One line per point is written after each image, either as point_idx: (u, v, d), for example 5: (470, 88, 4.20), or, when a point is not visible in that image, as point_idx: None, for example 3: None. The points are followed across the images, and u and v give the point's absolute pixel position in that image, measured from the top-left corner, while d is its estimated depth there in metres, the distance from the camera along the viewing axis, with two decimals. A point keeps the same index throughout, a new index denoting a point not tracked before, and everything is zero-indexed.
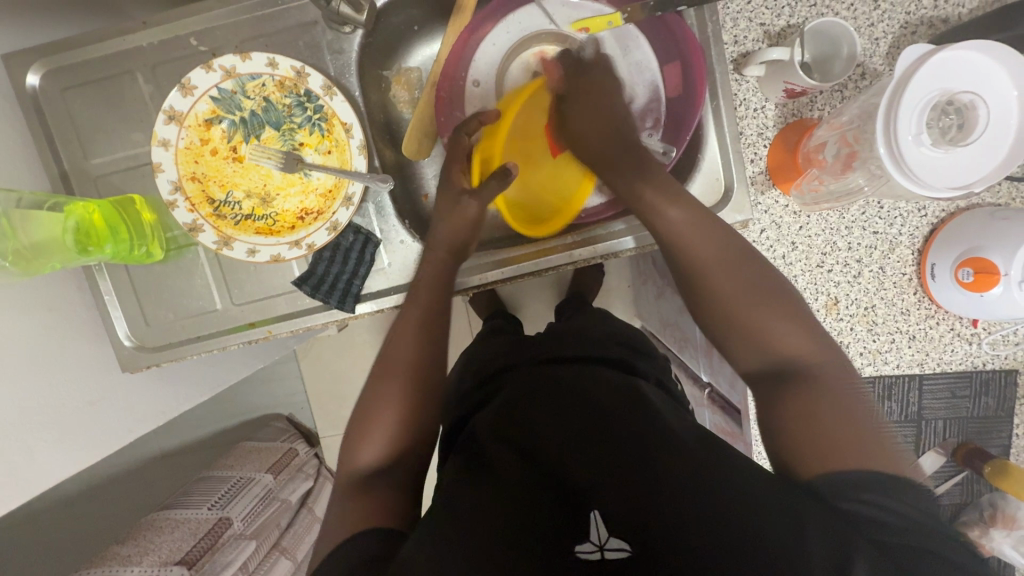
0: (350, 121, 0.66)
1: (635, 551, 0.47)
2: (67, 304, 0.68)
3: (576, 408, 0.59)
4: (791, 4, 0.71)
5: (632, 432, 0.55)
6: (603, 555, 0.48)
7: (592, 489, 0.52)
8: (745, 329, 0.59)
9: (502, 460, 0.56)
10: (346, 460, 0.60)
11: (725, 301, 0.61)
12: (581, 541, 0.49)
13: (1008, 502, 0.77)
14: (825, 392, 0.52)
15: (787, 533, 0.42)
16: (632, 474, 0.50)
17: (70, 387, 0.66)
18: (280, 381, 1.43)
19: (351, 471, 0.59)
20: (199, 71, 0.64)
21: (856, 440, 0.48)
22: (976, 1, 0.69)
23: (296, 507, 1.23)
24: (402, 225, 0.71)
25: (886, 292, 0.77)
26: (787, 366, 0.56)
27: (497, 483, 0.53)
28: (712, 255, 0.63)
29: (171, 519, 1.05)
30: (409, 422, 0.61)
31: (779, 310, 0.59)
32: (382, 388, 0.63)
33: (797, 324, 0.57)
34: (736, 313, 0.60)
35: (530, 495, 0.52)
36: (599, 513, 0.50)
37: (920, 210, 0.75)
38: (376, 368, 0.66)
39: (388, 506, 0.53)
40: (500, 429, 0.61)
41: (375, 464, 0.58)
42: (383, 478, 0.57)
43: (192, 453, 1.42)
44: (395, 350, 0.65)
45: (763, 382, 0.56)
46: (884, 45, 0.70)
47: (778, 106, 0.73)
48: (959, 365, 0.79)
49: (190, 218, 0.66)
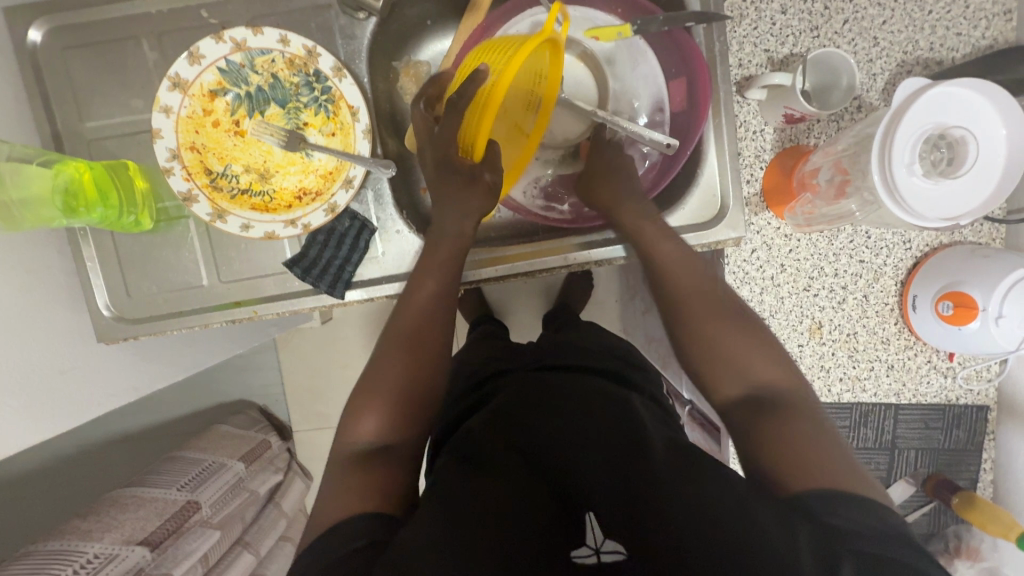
0: (357, 105, 0.66)
1: (631, 552, 0.46)
2: (47, 268, 0.66)
3: (572, 417, 0.60)
4: (796, 33, 0.73)
5: (626, 441, 0.55)
6: (599, 558, 0.47)
7: (586, 487, 0.52)
8: (724, 358, 0.60)
9: (500, 462, 0.56)
10: (342, 435, 0.59)
11: (703, 334, 0.62)
12: (575, 544, 0.48)
13: (973, 534, 0.79)
14: (794, 416, 0.54)
15: (780, 540, 0.43)
16: (629, 477, 0.51)
17: (43, 353, 0.63)
18: (256, 370, 1.40)
19: (351, 441, 0.58)
20: (209, 41, 0.63)
21: (842, 465, 0.49)
22: (969, 47, 0.72)
23: (263, 500, 1.19)
24: (400, 216, 0.70)
25: (868, 320, 0.79)
26: (769, 397, 0.57)
27: (492, 480, 0.53)
28: (694, 289, 0.64)
29: (136, 497, 1.01)
30: (402, 410, 0.60)
31: (762, 347, 0.60)
32: (378, 372, 0.62)
33: (769, 357, 0.59)
34: (715, 342, 0.61)
35: (525, 496, 0.52)
36: (594, 515, 0.50)
37: (905, 243, 0.77)
38: (379, 344, 0.65)
39: (381, 494, 0.53)
40: (496, 432, 0.60)
41: (371, 440, 0.58)
42: (380, 458, 0.56)
43: (158, 437, 1.38)
44: (394, 330, 0.65)
45: (744, 409, 0.57)
46: (880, 81, 0.73)
47: (777, 131, 0.75)
48: (934, 397, 0.80)
49: (185, 187, 0.65)
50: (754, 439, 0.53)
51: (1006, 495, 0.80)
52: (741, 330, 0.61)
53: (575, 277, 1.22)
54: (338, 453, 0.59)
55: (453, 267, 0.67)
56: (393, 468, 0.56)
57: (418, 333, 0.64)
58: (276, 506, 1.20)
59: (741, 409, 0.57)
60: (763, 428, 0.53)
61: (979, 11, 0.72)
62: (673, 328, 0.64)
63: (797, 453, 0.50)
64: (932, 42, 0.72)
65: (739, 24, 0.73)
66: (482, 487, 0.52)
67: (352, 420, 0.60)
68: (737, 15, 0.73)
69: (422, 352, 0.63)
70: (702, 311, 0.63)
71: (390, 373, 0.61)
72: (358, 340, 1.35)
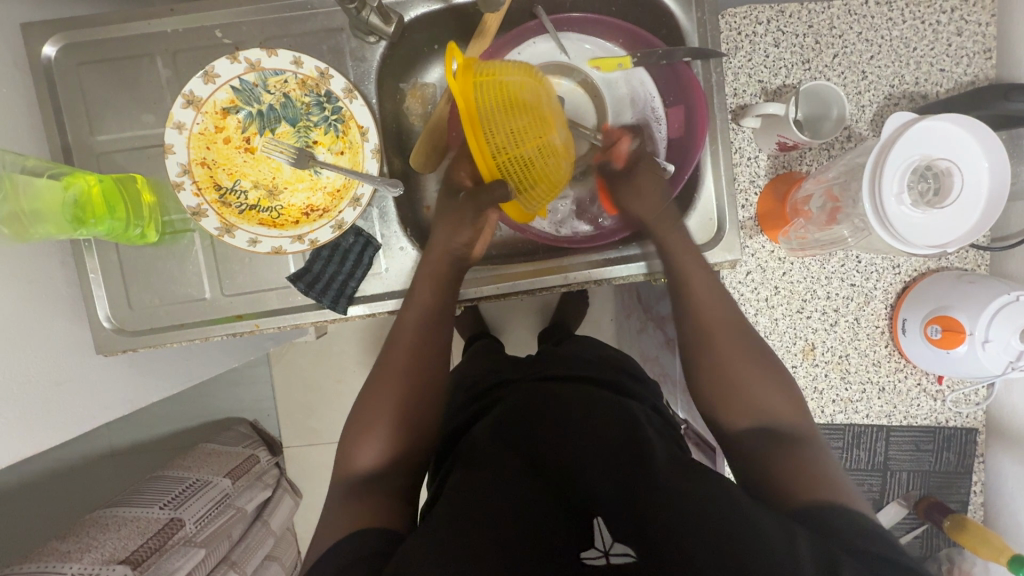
0: (367, 125, 0.67)
1: (640, 555, 0.46)
2: (50, 280, 0.66)
3: (579, 424, 0.61)
4: (789, 66, 0.77)
5: (633, 449, 0.56)
6: (609, 560, 0.47)
7: (597, 496, 0.52)
8: (739, 387, 0.63)
9: (507, 464, 0.57)
10: (342, 459, 0.61)
11: (727, 366, 0.64)
12: (584, 546, 0.49)
13: (964, 557, 0.80)
14: (809, 449, 0.57)
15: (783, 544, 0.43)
16: (636, 484, 0.52)
17: (40, 365, 0.63)
18: (249, 385, 1.39)
19: (353, 466, 0.59)
20: (223, 60, 0.65)
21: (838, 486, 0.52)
22: (953, 83, 0.76)
23: (251, 518, 1.17)
24: (404, 233, 0.71)
25: (860, 342, 0.81)
26: (774, 427, 0.60)
27: (495, 486, 0.54)
28: (720, 317, 0.67)
29: (117, 517, 1.00)
30: (401, 432, 0.62)
31: (772, 379, 0.63)
32: (375, 395, 0.64)
33: (779, 387, 0.62)
34: (730, 373, 0.64)
35: (529, 498, 0.52)
36: (603, 520, 0.51)
37: (895, 268, 0.79)
38: (377, 366, 0.67)
39: (385, 509, 0.54)
40: (503, 436, 0.61)
41: (373, 464, 0.59)
42: (380, 480, 0.58)
43: (146, 452, 1.36)
44: (392, 354, 0.66)
45: (762, 441, 0.59)
46: (868, 113, 0.76)
47: (771, 158, 0.78)
48: (924, 419, 0.82)
49: (194, 202, 0.66)
50: (769, 468, 0.55)
51: (995, 517, 0.81)
52: (757, 363, 0.64)
53: (573, 295, 1.23)
54: (339, 478, 0.60)
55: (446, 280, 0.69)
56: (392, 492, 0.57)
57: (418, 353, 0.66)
58: (264, 524, 1.18)
59: (756, 438, 0.59)
60: (780, 460, 0.55)
61: (960, 49, 0.75)
62: (697, 356, 0.66)
63: (798, 476, 0.53)
64: (917, 77, 0.76)
65: (734, 56, 0.77)
66: (484, 494, 0.53)
67: (352, 445, 0.61)
68: (732, 47, 0.77)
69: (423, 372, 0.66)
70: (726, 344, 0.65)
71: (387, 398, 0.63)
72: (353, 355, 1.35)
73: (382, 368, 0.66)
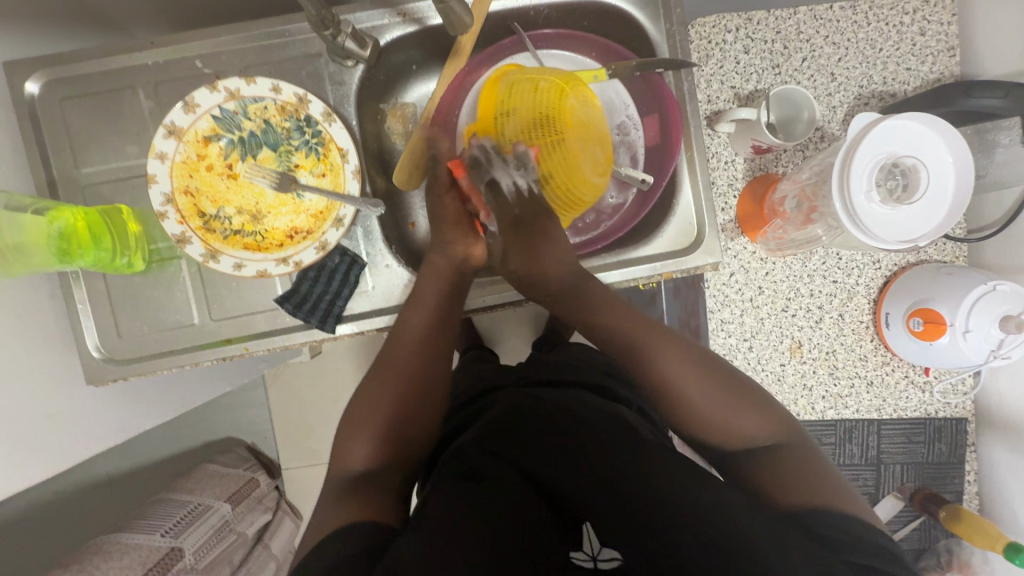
0: (346, 148, 0.69)
1: (625, 559, 0.48)
2: (38, 311, 0.67)
3: (569, 428, 0.61)
4: (759, 71, 0.79)
5: (625, 450, 0.57)
6: (596, 564, 0.48)
7: (584, 499, 0.53)
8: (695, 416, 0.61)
9: (498, 473, 0.57)
10: (336, 459, 0.63)
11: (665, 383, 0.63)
12: (574, 546, 0.50)
13: (963, 548, 0.80)
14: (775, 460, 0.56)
15: (769, 551, 0.44)
16: (622, 484, 0.53)
17: (30, 398, 0.63)
18: (246, 407, 1.38)
19: (342, 467, 0.61)
20: (204, 90, 0.67)
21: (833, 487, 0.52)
22: (919, 80, 0.78)
23: (252, 542, 1.16)
24: (389, 250, 0.72)
25: (845, 338, 0.82)
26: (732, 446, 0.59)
27: (482, 491, 0.54)
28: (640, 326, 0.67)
29: (120, 544, 0.99)
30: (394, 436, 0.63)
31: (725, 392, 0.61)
32: (371, 398, 0.65)
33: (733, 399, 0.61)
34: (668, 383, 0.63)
35: (521, 503, 0.53)
36: (592, 525, 0.52)
37: (875, 263, 0.80)
38: (374, 372, 0.68)
39: (378, 517, 0.54)
40: (488, 445, 0.61)
41: (362, 466, 0.61)
42: (373, 482, 0.59)
43: (143, 480, 1.35)
44: (390, 360, 0.67)
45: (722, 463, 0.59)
46: (839, 113, 0.78)
47: (747, 161, 0.80)
48: (914, 412, 0.83)
49: (178, 230, 0.67)
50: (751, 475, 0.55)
51: (990, 506, 0.82)
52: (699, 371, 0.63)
53: None
54: (332, 477, 0.62)
55: (449, 290, 0.69)
56: (382, 497, 0.57)
57: (412, 362, 0.66)
58: (265, 548, 1.16)
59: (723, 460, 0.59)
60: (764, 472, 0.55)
61: (925, 48, 0.77)
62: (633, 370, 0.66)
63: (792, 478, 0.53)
64: (884, 77, 0.78)
65: (706, 64, 0.79)
66: (475, 500, 0.53)
67: (345, 448, 0.63)
68: (704, 55, 0.79)
69: (418, 379, 0.66)
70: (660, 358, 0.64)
71: (385, 401, 0.64)
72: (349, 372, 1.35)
73: (378, 370, 0.67)
